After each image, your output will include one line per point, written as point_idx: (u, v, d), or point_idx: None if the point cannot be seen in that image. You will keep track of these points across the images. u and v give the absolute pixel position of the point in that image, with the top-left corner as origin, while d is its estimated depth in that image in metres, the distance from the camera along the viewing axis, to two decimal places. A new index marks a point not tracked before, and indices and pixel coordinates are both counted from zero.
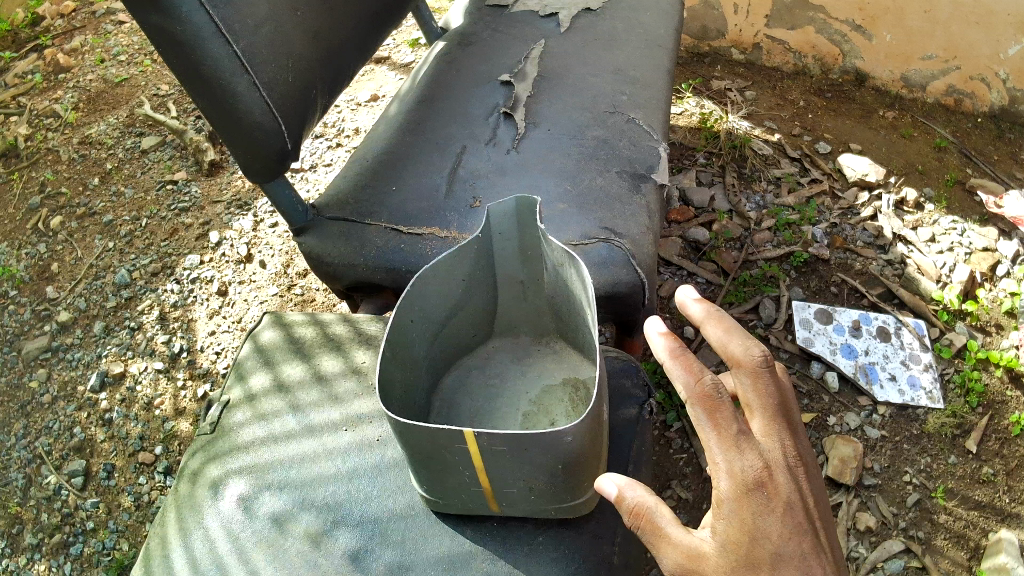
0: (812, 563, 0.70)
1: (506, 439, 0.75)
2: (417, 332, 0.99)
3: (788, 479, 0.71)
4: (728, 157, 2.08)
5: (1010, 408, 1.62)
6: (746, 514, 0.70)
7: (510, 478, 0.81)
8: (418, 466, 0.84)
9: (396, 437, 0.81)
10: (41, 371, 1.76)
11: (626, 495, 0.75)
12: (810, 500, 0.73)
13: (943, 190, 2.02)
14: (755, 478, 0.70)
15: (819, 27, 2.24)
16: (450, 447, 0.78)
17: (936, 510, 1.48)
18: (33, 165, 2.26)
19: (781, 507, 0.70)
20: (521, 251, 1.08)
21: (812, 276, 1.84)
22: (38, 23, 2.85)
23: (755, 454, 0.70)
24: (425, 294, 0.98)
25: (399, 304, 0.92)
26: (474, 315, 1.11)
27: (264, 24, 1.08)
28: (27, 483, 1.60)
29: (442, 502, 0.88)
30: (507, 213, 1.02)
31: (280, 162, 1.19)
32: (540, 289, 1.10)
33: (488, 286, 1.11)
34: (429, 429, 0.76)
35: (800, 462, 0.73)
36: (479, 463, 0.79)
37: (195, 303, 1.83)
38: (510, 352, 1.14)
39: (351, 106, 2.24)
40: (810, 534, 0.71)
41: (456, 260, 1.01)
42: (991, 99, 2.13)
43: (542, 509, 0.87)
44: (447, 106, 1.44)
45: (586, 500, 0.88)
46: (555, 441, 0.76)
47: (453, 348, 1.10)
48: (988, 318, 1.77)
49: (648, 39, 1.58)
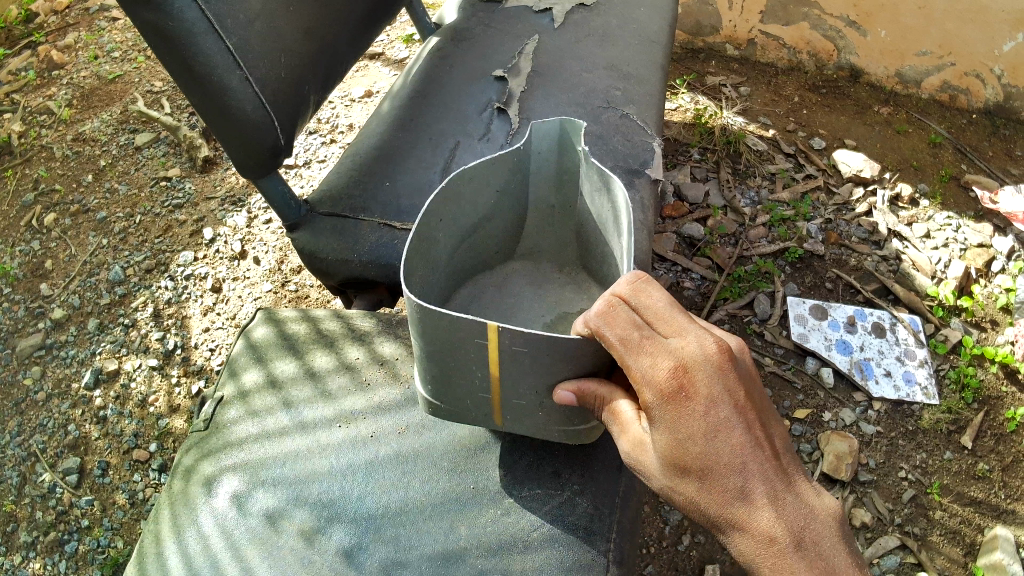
0: (747, 459, 0.66)
1: (528, 339, 0.73)
2: (445, 237, 0.97)
3: (707, 374, 0.66)
4: (723, 154, 2.07)
5: (1005, 403, 1.63)
6: (666, 420, 0.67)
7: (523, 388, 0.80)
8: (432, 364, 0.83)
9: (415, 328, 0.79)
10: (34, 369, 1.75)
11: (582, 392, 0.77)
12: (740, 391, 0.67)
13: (938, 186, 2.03)
14: (665, 382, 0.66)
15: (814, 24, 2.24)
16: (469, 343, 0.76)
17: (931, 506, 1.49)
18: (27, 162, 2.26)
19: (702, 407, 0.65)
20: (558, 174, 1.07)
21: (807, 272, 1.84)
22: (31, 20, 2.84)
23: (661, 357, 0.67)
24: (458, 203, 0.97)
25: (432, 200, 0.90)
26: (500, 232, 1.10)
27: (257, 19, 1.08)
28: (21, 481, 1.59)
29: (450, 409, 0.89)
30: (550, 132, 1.02)
31: (274, 157, 1.18)
32: (571, 215, 1.09)
33: (518, 205, 1.10)
34: (451, 319, 0.74)
35: (722, 351, 0.67)
36: (495, 365, 0.78)
37: (189, 300, 1.82)
38: (528, 276, 1.14)
39: (344, 102, 2.23)
40: (744, 430, 0.66)
41: (494, 169, 0.99)
42: (986, 95, 2.14)
43: (548, 431, 0.86)
44: (441, 101, 1.44)
45: (594, 430, 0.87)
46: (578, 349, 0.74)
47: (473, 265, 1.09)
48: (983, 314, 1.77)
49: (642, 35, 1.58)
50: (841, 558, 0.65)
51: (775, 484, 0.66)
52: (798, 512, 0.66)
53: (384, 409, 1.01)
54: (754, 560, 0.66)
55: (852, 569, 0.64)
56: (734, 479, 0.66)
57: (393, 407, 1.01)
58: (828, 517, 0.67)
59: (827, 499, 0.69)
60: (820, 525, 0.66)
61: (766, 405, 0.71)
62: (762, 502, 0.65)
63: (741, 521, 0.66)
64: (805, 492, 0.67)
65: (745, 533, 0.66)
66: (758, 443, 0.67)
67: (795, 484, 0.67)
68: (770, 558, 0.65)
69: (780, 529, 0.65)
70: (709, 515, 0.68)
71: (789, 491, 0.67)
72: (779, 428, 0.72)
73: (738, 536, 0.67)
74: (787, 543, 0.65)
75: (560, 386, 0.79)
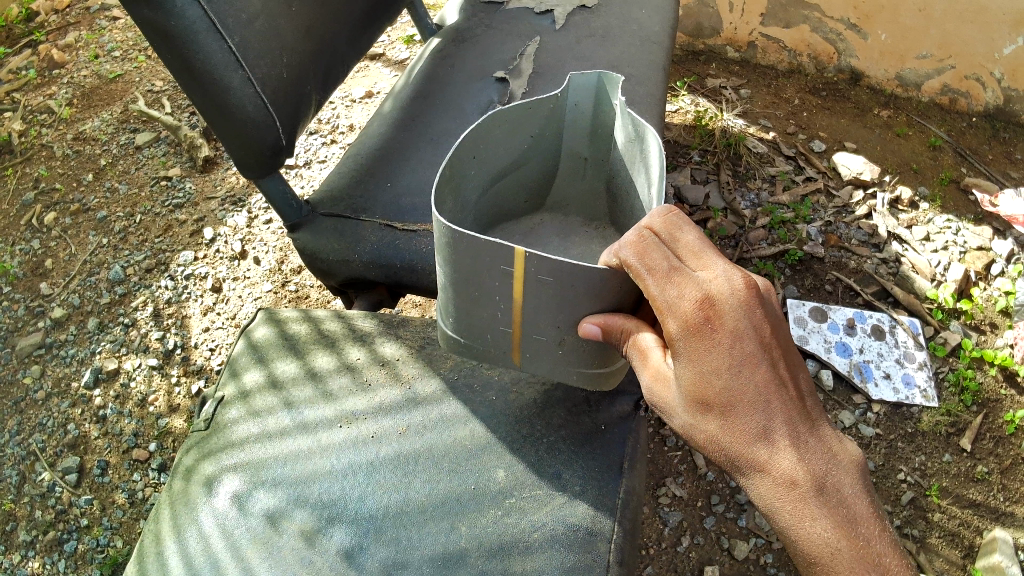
0: (770, 398, 0.67)
1: (553, 270, 0.74)
2: (473, 178, 0.97)
3: (733, 308, 0.67)
4: (723, 156, 2.07)
5: (1004, 406, 1.64)
6: (691, 352, 0.67)
7: (542, 322, 0.82)
8: (457, 292, 0.85)
9: (444, 252, 0.81)
10: (34, 368, 1.75)
11: (608, 326, 0.78)
12: (766, 328, 0.68)
13: (937, 188, 2.03)
14: (692, 313, 0.67)
15: (814, 26, 2.24)
16: (494, 269, 0.78)
17: (930, 508, 1.49)
18: (27, 161, 2.26)
19: (727, 340, 0.66)
20: (592, 128, 1.04)
21: (807, 274, 1.85)
22: (32, 18, 2.83)
23: (689, 288, 0.67)
24: (488, 146, 0.97)
25: (465, 136, 0.90)
26: (531, 174, 1.09)
27: (258, 18, 1.08)
28: (21, 480, 1.59)
29: (471, 342, 0.91)
30: (588, 84, 0.99)
31: (274, 157, 1.18)
32: (601, 170, 1.07)
33: (550, 155, 1.08)
34: (481, 243, 0.75)
35: (749, 287, 0.68)
36: (518, 294, 0.79)
37: (189, 299, 1.82)
38: (557, 227, 1.14)
39: (345, 103, 2.23)
40: (768, 367, 0.67)
41: (527, 116, 0.99)
42: (986, 98, 2.14)
43: (564, 369, 0.88)
44: (442, 102, 1.44)
45: (609, 374, 0.89)
46: (602, 285, 0.75)
47: (502, 208, 1.09)
48: (983, 316, 1.78)
49: (643, 36, 1.58)
50: (859, 503, 0.67)
51: (797, 425, 0.68)
52: (819, 455, 0.67)
53: (386, 409, 1.01)
54: (772, 500, 0.67)
55: (872, 518, 0.67)
56: (758, 417, 0.67)
57: (395, 408, 1.01)
58: (849, 463, 0.69)
59: (848, 446, 0.70)
60: (840, 470, 0.68)
61: (791, 348, 0.72)
62: (785, 444, 0.67)
63: (762, 461, 0.67)
64: (827, 437, 0.69)
65: (766, 473, 0.67)
66: (781, 383, 0.68)
67: (817, 428, 0.69)
68: (789, 500, 0.66)
69: (801, 471, 0.66)
70: (730, 454, 0.69)
71: (810, 434, 0.68)
72: (803, 373, 0.73)
73: (757, 476, 0.68)
74: (808, 486, 0.66)
75: (586, 319, 0.79)
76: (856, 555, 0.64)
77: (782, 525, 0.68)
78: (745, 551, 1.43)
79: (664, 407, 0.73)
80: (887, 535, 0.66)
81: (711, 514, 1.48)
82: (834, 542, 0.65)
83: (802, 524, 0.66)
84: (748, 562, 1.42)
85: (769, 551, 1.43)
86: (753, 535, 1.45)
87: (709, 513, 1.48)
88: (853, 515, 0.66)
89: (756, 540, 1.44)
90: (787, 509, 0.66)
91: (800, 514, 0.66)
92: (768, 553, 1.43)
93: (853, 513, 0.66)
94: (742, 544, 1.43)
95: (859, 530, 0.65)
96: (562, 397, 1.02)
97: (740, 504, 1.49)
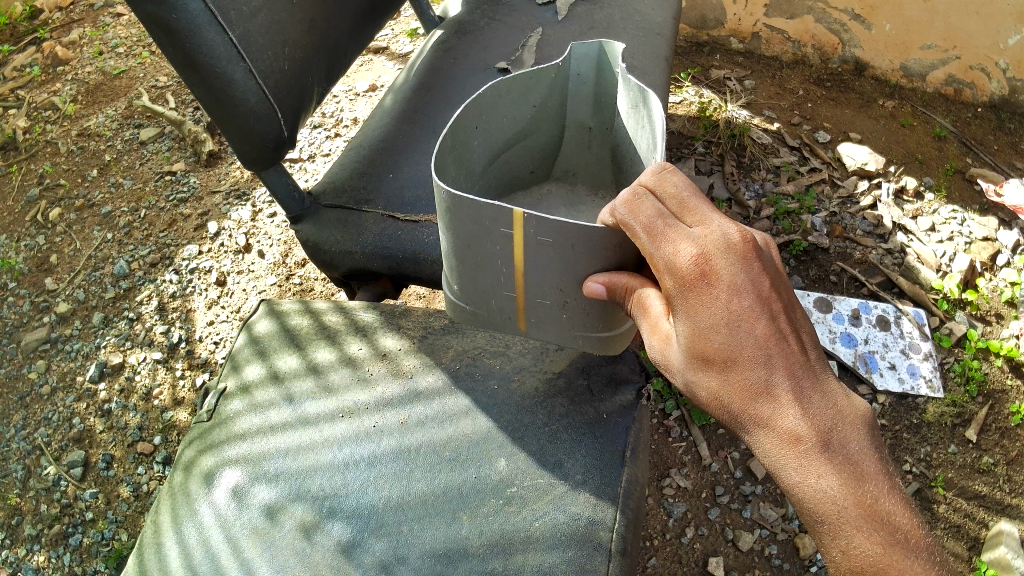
0: (771, 354, 0.67)
1: (554, 231, 0.74)
2: (480, 146, 0.97)
3: (729, 262, 0.67)
4: (727, 147, 2.06)
5: (1009, 397, 1.63)
6: (688, 307, 0.68)
7: (547, 286, 0.82)
8: (461, 258, 0.85)
9: (444, 216, 0.82)
10: (40, 363, 1.75)
11: (613, 285, 0.77)
12: (765, 282, 0.68)
13: (942, 179, 2.02)
14: (687, 269, 0.67)
15: (817, 17, 2.22)
16: (495, 233, 0.78)
17: (935, 499, 1.50)
18: (32, 157, 2.26)
19: (724, 294, 0.67)
20: (596, 97, 1.04)
21: (812, 266, 1.83)
22: (36, 17, 2.85)
23: (684, 245, 0.68)
24: (493, 114, 0.96)
25: (472, 100, 0.90)
26: (540, 146, 1.10)
27: (259, 12, 1.08)
28: (27, 475, 1.59)
29: (477, 309, 0.92)
30: (589, 53, 1.00)
31: (276, 150, 1.18)
32: (607, 137, 1.05)
33: (554, 125, 1.09)
34: (480, 204, 0.75)
35: (745, 240, 0.68)
36: (520, 258, 0.80)
37: (194, 293, 1.83)
38: (565, 197, 1.15)
39: (349, 96, 2.24)
40: (768, 322, 0.67)
41: (531, 86, 0.99)
42: (991, 88, 2.13)
43: (571, 335, 0.89)
44: (445, 92, 1.44)
45: (617, 336, 0.90)
46: (603, 243, 0.75)
47: (512, 176, 1.10)
48: (989, 307, 1.77)
49: (645, 27, 1.56)
50: (866, 458, 0.67)
51: (799, 380, 0.68)
52: (823, 411, 0.68)
53: (386, 402, 1.00)
54: (777, 455, 0.68)
55: (882, 476, 0.67)
56: (758, 372, 0.68)
57: (394, 401, 1.01)
58: (856, 417, 0.69)
59: (856, 401, 0.70)
60: (846, 426, 0.68)
61: (794, 300, 0.72)
62: (786, 398, 0.67)
63: (766, 416, 0.68)
64: (831, 391, 0.69)
65: (770, 428, 0.68)
66: (782, 336, 0.68)
67: (821, 382, 0.69)
68: (794, 454, 0.67)
69: (806, 427, 0.67)
70: (733, 411, 0.70)
71: (813, 387, 0.68)
72: (806, 324, 0.72)
73: (762, 432, 0.69)
74: (812, 441, 0.67)
75: (591, 279, 0.78)
76: (861, 509, 0.65)
77: (789, 479, 0.68)
78: (750, 543, 1.43)
79: (667, 362, 0.74)
80: (895, 491, 0.67)
81: (716, 505, 1.48)
82: (842, 497, 0.66)
83: (808, 480, 0.67)
84: (754, 554, 1.42)
85: (773, 542, 1.43)
86: (757, 526, 1.45)
87: (714, 504, 1.48)
88: (859, 469, 0.66)
89: (760, 531, 1.44)
90: (792, 465, 0.67)
91: (804, 468, 0.67)
92: (773, 545, 1.43)
93: (859, 468, 0.66)
94: (746, 536, 1.43)
95: (868, 486, 0.66)
96: (563, 386, 1.02)
97: (744, 495, 1.49)
